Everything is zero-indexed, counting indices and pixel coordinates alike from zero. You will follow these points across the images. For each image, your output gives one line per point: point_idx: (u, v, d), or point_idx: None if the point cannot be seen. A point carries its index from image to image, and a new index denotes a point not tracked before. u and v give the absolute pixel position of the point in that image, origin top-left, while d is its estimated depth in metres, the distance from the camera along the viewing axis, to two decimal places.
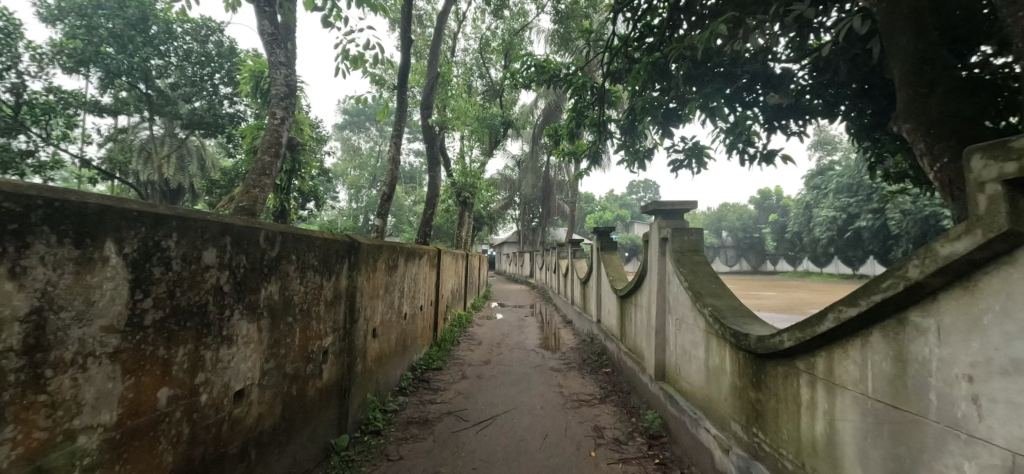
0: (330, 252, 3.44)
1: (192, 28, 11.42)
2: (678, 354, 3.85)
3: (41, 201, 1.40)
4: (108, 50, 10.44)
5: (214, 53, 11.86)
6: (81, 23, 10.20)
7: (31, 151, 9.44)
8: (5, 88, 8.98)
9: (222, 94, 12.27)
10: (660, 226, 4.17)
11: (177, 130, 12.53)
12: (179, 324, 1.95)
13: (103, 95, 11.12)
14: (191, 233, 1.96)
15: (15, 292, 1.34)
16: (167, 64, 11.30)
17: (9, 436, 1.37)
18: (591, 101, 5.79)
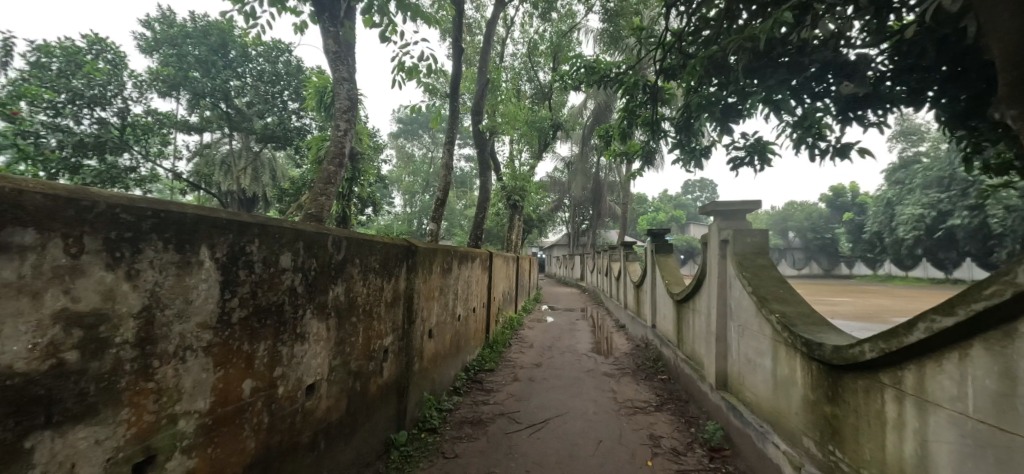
0: (390, 256, 3.62)
1: (265, 51, 12.40)
2: (742, 362, 3.72)
3: (152, 211, 1.54)
4: (195, 74, 11.54)
5: (283, 72, 12.81)
6: (174, 52, 11.43)
7: (134, 167, 10.49)
8: (113, 112, 10.08)
9: (290, 109, 13.17)
10: (720, 227, 4.07)
11: (251, 144, 13.49)
12: (259, 322, 2.15)
13: (192, 116, 12.11)
14: (269, 237, 2.15)
15: (130, 292, 1.48)
16: (244, 85, 12.34)
17: (125, 417, 1.51)
18: (642, 100, 5.72)
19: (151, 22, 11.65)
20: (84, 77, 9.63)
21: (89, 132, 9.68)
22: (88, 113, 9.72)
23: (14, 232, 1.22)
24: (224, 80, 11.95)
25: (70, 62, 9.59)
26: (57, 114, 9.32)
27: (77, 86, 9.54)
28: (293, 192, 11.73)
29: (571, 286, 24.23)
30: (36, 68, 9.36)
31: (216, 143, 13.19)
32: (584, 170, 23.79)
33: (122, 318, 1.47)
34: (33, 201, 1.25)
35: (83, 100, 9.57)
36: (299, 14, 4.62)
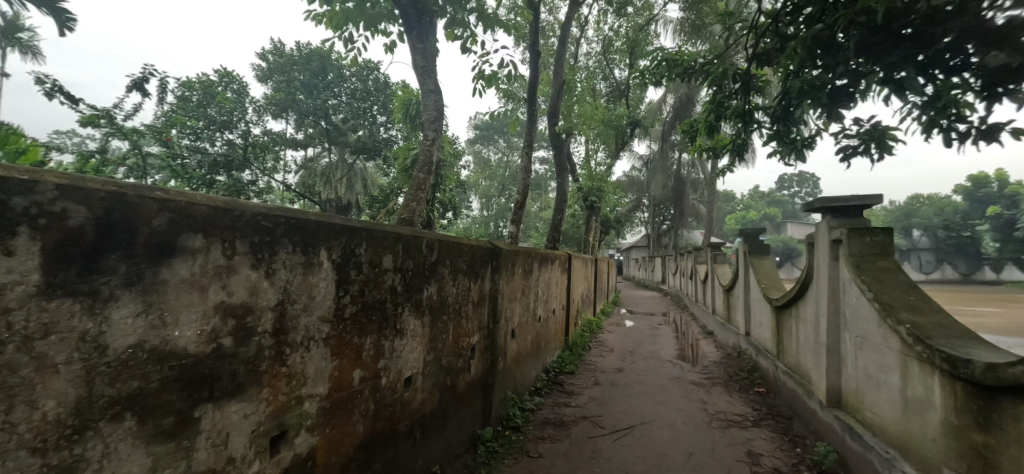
0: (476, 258, 3.80)
1: (357, 70, 13.39)
2: (860, 376, 3.42)
3: (283, 219, 1.75)
4: (300, 97, 12.88)
5: (373, 89, 13.76)
6: (283, 79, 12.82)
7: (255, 181, 11.72)
8: (238, 134, 11.47)
9: (379, 123, 14.14)
10: (831, 226, 3.76)
11: (346, 156, 14.59)
12: (367, 317, 2.38)
13: (300, 135, 13.41)
14: (374, 240, 2.38)
15: (268, 288, 1.71)
16: (340, 103, 13.55)
17: (265, 396, 1.76)
18: (732, 91, 5.44)
19: (265, 54, 13.14)
20: (217, 106, 11.21)
21: (220, 152, 11.10)
22: (221, 136, 11.23)
23: (187, 236, 1.35)
24: (324, 99, 13.22)
25: (206, 95, 11.24)
26: (198, 138, 10.88)
27: (212, 114, 11.10)
28: (382, 200, 12.51)
29: (653, 289, 23.39)
30: (181, 103, 11.10)
31: (316, 156, 14.42)
32: (665, 168, 22.91)
33: (261, 310, 1.69)
34: (201, 210, 1.39)
35: (216, 125, 11.14)
36: (391, 35, 4.99)
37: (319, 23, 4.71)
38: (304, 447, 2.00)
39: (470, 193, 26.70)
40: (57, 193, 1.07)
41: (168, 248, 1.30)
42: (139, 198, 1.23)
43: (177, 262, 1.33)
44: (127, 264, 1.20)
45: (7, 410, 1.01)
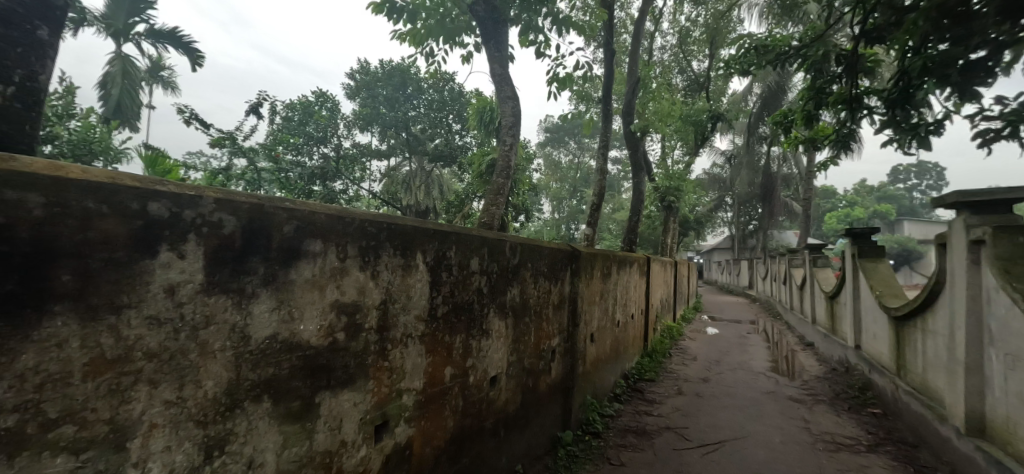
0: (556, 261, 3.83)
1: (434, 82, 13.99)
2: (1011, 401, 3.00)
3: (386, 225, 1.91)
4: (383, 110, 13.82)
5: (449, 98, 14.30)
6: (368, 94, 13.84)
7: (345, 190, 12.65)
8: (331, 148, 12.43)
9: (455, 131, 14.57)
10: (971, 225, 3.34)
11: (426, 165, 15.09)
12: (456, 317, 2.51)
13: (383, 146, 14.23)
14: (463, 244, 2.50)
15: (373, 287, 1.86)
16: (419, 114, 14.21)
17: (370, 388, 1.92)
18: (834, 75, 5.02)
19: (353, 73, 14.16)
20: (314, 123, 12.16)
21: (316, 165, 12.15)
22: (317, 150, 12.26)
23: (309, 242, 1.52)
24: (404, 111, 14.00)
25: (304, 114, 12.23)
26: (299, 153, 12.00)
27: (310, 130, 12.17)
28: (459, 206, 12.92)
29: (738, 295, 21.93)
30: (285, 123, 12.27)
31: (398, 166, 15.11)
32: (751, 163, 21.43)
33: (367, 308, 1.85)
34: (320, 218, 1.56)
35: (313, 140, 12.12)
36: (468, 46, 5.15)
37: (402, 41, 5.00)
38: (403, 436, 2.15)
39: (542, 195, 26.70)
40: (216, 206, 1.22)
41: (296, 252, 1.48)
42: (274, 208, 1.40)
43: (301, 264, 1.50)
44: (264, 265, 1.37)
45: (182, 387, 1.18)
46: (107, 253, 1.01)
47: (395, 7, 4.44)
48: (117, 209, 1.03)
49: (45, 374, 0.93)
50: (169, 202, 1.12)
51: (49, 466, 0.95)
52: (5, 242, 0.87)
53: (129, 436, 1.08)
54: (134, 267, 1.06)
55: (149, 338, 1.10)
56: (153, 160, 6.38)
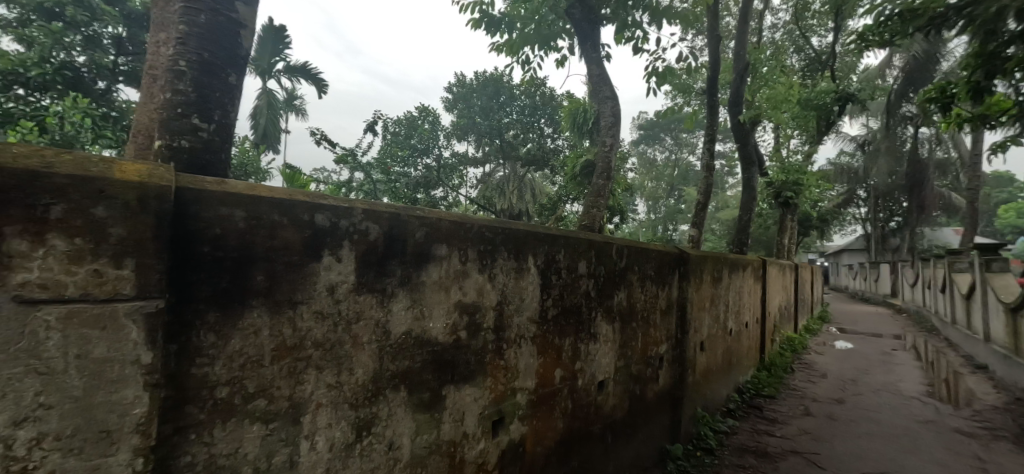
0: (663, 264, 3.70)
1: (526, 88, 14.20)
2: None
3: (501, 230, 2.01)
4: (478, 119, 14.40)
5: (541, 103, 14.46)
6: (462, 105, 14.60)
7: (444, 197, 13.33)
8: (433, 158, 13.22)
9: (546, 134, 14.67)
10: None
11: (518, 170, 14.76)
12: (565, 320, 2.56)
13: (479, 153, 14.70)
14: (570, 248, 2.54)
15: (490, 288, 1.97)
16: (513, 121, 14.50)
17: (489, 385, 2.03)
18: (1011, 36, 4.31)
19: (449, 86, 14.91)
20: (418, 136, 12.99)
21: (420, 175, 12.98)
22: (420, 161, 13.09)
23: (436, 246, 1.67)
24: (498, 119, 14.42)
25: (409, 129, 13.10)
26: (406, 165, 12.88)
27: (414, 143, 12.98)
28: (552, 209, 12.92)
29: (878, 303, 19.16)
30: (392, 137, 13.17)
31: (491, 172, 15.07)
32: (891, 149, 18.65)
33: (485, 309, 1.97)
34: (445, 224, 1.70)
35: (417, 152, 12.99)
36: (562, 49, 5.20)
37: (500, 52, 5.21)
38: (517, 434, 2.24)
39: (638, 195, 25.67)
40: (364, 215, 1.40)
41: (426, 257, 1.63)
42: (407, 216, 1.55)
43: (430, 267, 1.66)
44: (401, 268, 1.53)
45: (340, 374, 1.37)
46: (286, 257, 1.21)
47: (492, 21, 4.71)
48: (293, 220, 1.22)
49: (245, 356, 1.15)
50: (329, 213, 1.31)
51: (248, 431, 1.16)
52: (220, 247, 1.08)
53: (302, 411, 1.28)
54: (305, 269, 1.25)
55: (316, 329, 1.29)
56: (291, 177, 7.32)
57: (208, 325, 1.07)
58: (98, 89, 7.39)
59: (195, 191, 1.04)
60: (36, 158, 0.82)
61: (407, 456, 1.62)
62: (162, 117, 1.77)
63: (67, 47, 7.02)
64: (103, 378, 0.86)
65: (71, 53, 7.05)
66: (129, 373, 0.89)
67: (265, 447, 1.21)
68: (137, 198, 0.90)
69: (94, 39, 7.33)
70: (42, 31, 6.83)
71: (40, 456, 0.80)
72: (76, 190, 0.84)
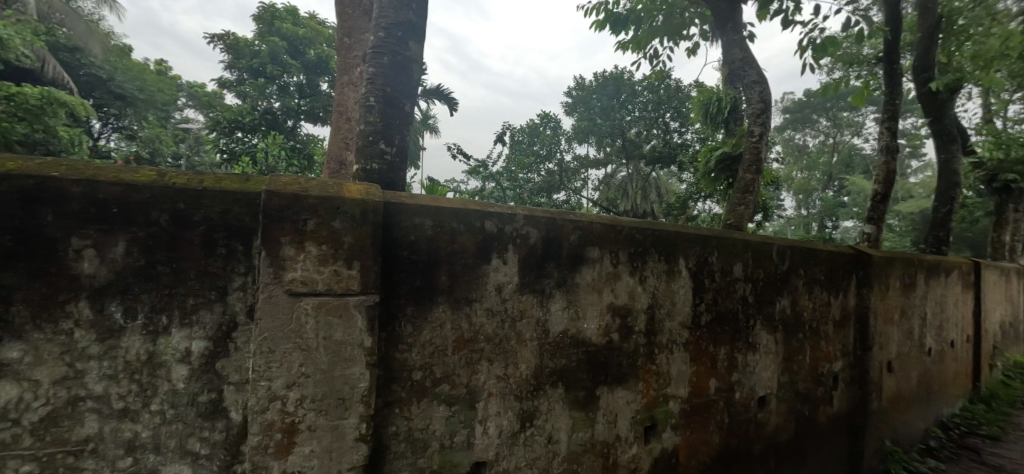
0: (836, 267, 3.08)
1: (649, 83, 12.08)
2: None
3: (651, 232, 1.92)
4: (597, 120, 12.89)
5: (667, 96, 12.06)
6: (580, 105, 13.07)
7: (566, 201, 13.24)
8: (554, 163, 13.16)
9: (673, 129, 12.36)
10: None
11: (642, 168, 13.47)
12: (719, 326, 2.24)
13: (600, 154, 13.56)
14: (725, 249, 2.25)
15: (640, 291, 1.90)
16: (635, 118, 12.57)
17: (639, 389, 1.91)
18: None
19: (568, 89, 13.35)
20: (540, 142, 13.13)
21: (541, 180, 13.01)
22: (542, 167, 13.13)
23: (589, 249, 1.71)
24: (619, 118, 12.72)
25: (531, 135, 13.27)
26: (529, 171, 13.11)
27: (535, 149, 13.14)
28: (683, 206, 11.44)
29: None
30: (516, 146, 13.46)
31: (614, 172, 13.87)
32: None
33: (636, 312, 1.89)
34: (597, 228, 1.73)
35: (539, 158, 13.15)
36: (695, 35, 4.02)
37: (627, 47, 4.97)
38: (669, 443, 2.04)
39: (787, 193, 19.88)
40: (525, 220, 1.52)
41: (580, 259, 1.69)
42: (562, 221, 1.63)
43: (584, 269, 1.71)
44: (558, 270, 1.63)
45: (506, 367, 1.50)
46: (463, 260, 1.38)
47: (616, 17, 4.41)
48: (469, 226, 1.39)
49: (433, 346, 1.35)
50: (496, 220, 1.45)
51: (436, 411, 1.36)
52: (415, 251, 1.31)
53: (476, 398, 1.44)
54: (478, 271, 1.41)
55: (487, 324, 1.45)
56: (431, 188, 7.84)
57: (406, 317, 1.30)
58: (287, 127, 8.95)
59: (399, 205, 1.27)
60: (296, 184, 1.08)
61: (564, 451, 1.66)
62: (360, 145, 2.15)
63: (266, 96, 8.73)
64: (340, 356, 1.09)
65: (270, 101, 8.75)
66: (356, 353, 1.11)
67: (449, 426, 1.39)
68: (361, 211, 1.12)
69: (284, 88, 8.93)
70: (250, 86, 8.60)
71: (303, 413, 1.05)
72: (321, 208, 1.08)
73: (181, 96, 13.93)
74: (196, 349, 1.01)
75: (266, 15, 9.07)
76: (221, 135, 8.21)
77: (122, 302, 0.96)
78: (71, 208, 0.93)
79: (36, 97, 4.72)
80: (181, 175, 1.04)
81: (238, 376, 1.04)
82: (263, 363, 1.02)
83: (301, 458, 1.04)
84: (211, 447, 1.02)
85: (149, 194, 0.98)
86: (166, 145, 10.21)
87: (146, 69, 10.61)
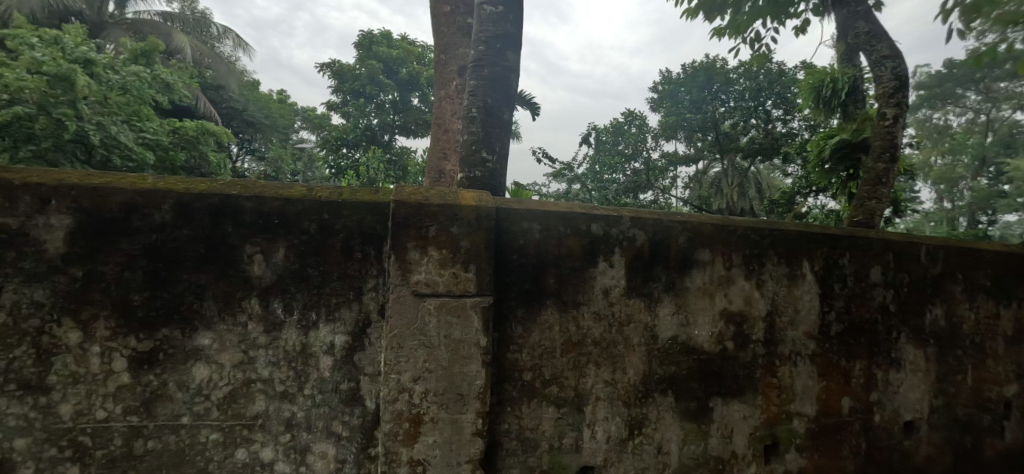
0: (1010, 268, 2.36)
1: (746, 69, 9.90)
2: None
3: (769, 232, 1.73)
4: (687, 114, 10.81)
5: (766, 82, 9.95)
6: (667, 98, 11.04)
7: (653, 201, 12.21)
8: (641, 162, 12.08)
9: (776, 117, 10.09)
10: None
11: (736, 161, 11.72)
12: (854, 338, 1.91)
13: (690, 150, 11.53)
14: (860, 251, 1.92)
15: (758, 298, 1.72)
16: (731, 109, 10.37)
17: (759, 403, 1.71)
18: None
19: (653, 84, 11.32)
20: (625, 141, 12.09)
21: (627, 180, 12.07)
22: (627, 166, 12.14)
23: (699, 251, 1.62)
24: (713, 110, 10.50)
25: (616, 134, 12.20)
26: (614, 171, 12.20)
27: (620, 148, 12.13)
28: (790, 203, 8.58)
29: None
30: (600, 146, 12.55)
31: (707, 168, 12.46)
32: None
33: (753, 320, 1.72)
34: (708, 229, 1.63)
35: (625, 157, 12.12)
36: (804, 13, 3.57)
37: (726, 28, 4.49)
38: (794, 467, 1.77)
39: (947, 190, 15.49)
40: (631, 223, 1.51)
41: (689, 262, 1.61)
42: (669, 223, 1.57)
43: (694, 273, 1.62)
44: (666, 273, 1.57)
45: (614, 372, 1.48)
46: (570, 264, 1.43)
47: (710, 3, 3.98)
48: (576, 230, 1.44)
49: (543, 347, 1.40)
50: (602, 223, 1.47)
51: (545, 412, 1.39)
52: (524, 254, 1.39)
53: (584, 401, 1.45)
54: (584, 273, 1.45)
55: (594, 328, 1.46)
56: None
57: (517, 318, 1.38)
58: (384, 141, 9.81)
59: (509, 212, 1.36)
60: (419, 194, 1.18)
61: (674, 463, 1.57)
62: (465, 154, 2.26)
63: (367, 114, 9.59)
64: (459, 354, 1.16)
65: (369, 119, 9.59)
66: (473, 352, 1.18)
67: (557, 428, 1.41)
68: (475, 216, 1.19)
69: (381, 106, 9.72)
70: (353, 107, 9.54)
71: (427, 405, 1.13)
72: (441, 215, 1.17)
73: (297, 119, 15.52)
74: (338, 342, 1.15)
75: (364, 41, 9.76)
76: (331, 152, 9.30)
77: (281, 299, 1.13)
78: (245, 219, 1.11)
79: (193, 128, 5.51)
80: (324, 188, 1.18)
81: (372, 368, 1.16)
82: (393, 357, 1.12)
83: (425, 447, 1.13)
84: (351, 430, 1.14)
85: (301, 206, 1.14)
86: (286, 164, 11.63)
87: (270, 99, 12.08)
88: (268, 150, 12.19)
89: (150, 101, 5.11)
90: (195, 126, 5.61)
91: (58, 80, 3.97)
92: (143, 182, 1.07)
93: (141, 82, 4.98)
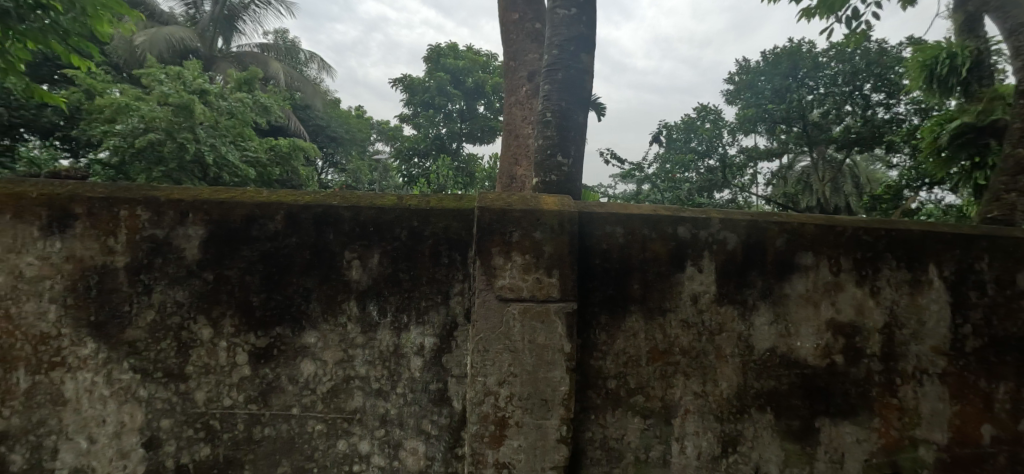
0: None
1: (839, 51, 9.03)
2: None
3: (884, 232, 1.54)
4: (770, 105, 9.92)
5: (863, 63, 8.91)
6: (747, 90, 10.22)
7: (730, 200, 11.46)
8: (716, 160, 11.33)
9: (876, 102, 8.96)
10: None
11: (828, 153, 10.39)
12: (997, 356, 1.58)
13: (771, 145, 10.56)
14: (1004, 252, 1.60)
15: (874, 307, 1.53)
16: (821, 97, 9.41)
17: (875, 426, 1.52)
18: None
19: (729, 76, 10.68)
20: (698, 138, 11.47)
21: (700, 179, 11.41)
22: (701, 164, 11.48)
23: (801, 255, 1.49)
24: (798, 98, 9.62)
25: (687, 131, 11.63)
26: (687, 169, 11.58)
27: (693, 146, 11.53)
28: (896, 200, 7.43)
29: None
30: (672, 144, 12.04)
31: (793, 162, 11.40)
32: None
33: (868, 332, 1.54)
34: (810, 230, 1.49)
35: (698, 155, 11.48)
36: None
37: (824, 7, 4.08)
38: None
39: None
40: (722, 225, 1.43)
41: (789, 266, 1.48)
42: (764, 225, 1.47)
43: (795, 278, 1.49)
44: (762, 279, 1.46)
45: (705, 383, 1.41)
46: (656, 268, 1.39)
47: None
48: (661, 233, 1.40)
49: (627, 355, 1.38)
50: (690, 225, 1.41)
51: (631, 422, 1.36)
52: (607, 259, 1.38)
53: (672, 413, 1.39)
54: (671, 279, 1.40)
55: (683, 336, 1.40)
56: None
57: (601, 325, 1.38)
58: (452, 149, 10.18)
59: (593, 216, 1.37)
60: (501, 200, 1.20)
61: None
62: (540, 159, 2.28)
63: (435, 124, 10.00)
64: (543, 359, 1.17)
65: (438, 128, 9.99)
66: (557, 357, 1.17)
67: (644, 439, 1.37)
68: (559, 221, 1.20)
69: (448, 115, 10.09)
70: (424, 117, 9.96)
71: (512, 409, 1.15)
72: (524, 220, 1.19)
73: (373, 132, 16.51)
74: (428, 344, 1.20)
75: (433, 54, 10.18)
76: (402, 161, 9.99)
77: (377, 302, 1.20)
78: (344, 227, 1.20)
79: (286, 145, 6.13)
80: (414, 197, 1.25)
81: (460, 370, 1.20)
82: (479, 360, 1.16)
83: (511, 450, 1.14)
84: (439, 429, 1.19)
85: (393, 214, 1.21)
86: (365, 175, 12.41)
87: (349, 115, 12.98)
88: (348, 162, 13.07)
89: (251, 121, 5.80)
90: (288, 143, 6.22)
91: (181, 109, 4.79)
92: (260, 196, 1.19)
93: (244, 106, 5.70)
